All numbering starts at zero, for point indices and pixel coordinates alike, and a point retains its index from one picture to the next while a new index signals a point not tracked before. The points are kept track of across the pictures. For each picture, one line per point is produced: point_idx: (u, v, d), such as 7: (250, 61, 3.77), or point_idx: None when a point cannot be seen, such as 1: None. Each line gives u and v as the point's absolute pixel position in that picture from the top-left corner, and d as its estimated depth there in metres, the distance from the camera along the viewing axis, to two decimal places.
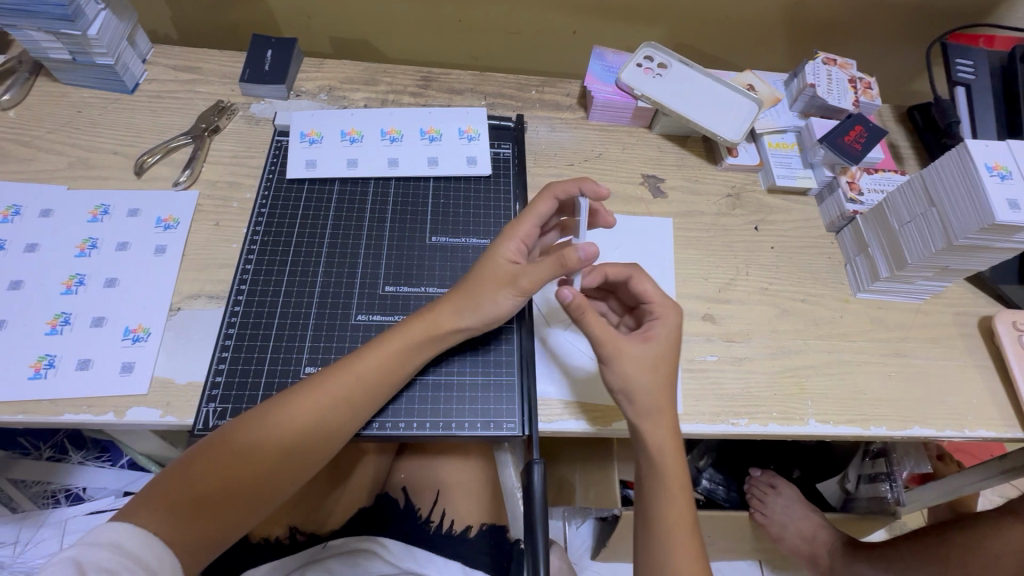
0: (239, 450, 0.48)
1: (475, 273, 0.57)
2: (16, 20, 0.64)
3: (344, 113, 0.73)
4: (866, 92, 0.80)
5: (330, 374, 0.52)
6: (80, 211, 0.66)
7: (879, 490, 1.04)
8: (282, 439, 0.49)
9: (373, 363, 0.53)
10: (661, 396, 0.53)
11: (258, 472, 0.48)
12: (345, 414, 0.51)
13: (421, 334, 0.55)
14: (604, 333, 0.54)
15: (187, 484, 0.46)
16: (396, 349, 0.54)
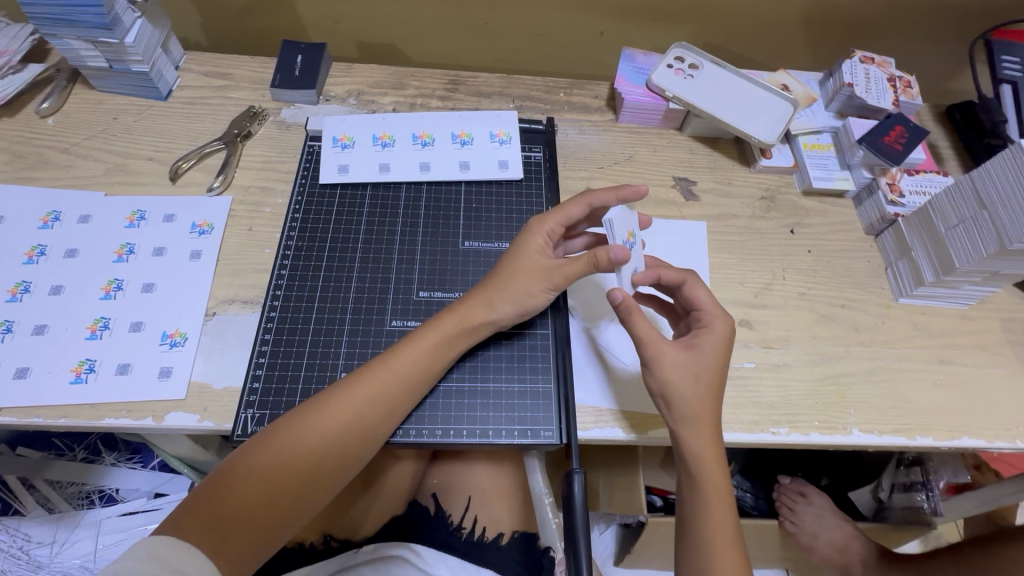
0: (279, 454, 0.48)
1: (505, 268, 0.57)
2: (57, 29, 0.66)
3: (376, 117, 0.73)
4: (906, 91, 0.78)
5: (364, 373, 0.52)
6: (118, 217, 0.66)
7: (914, 500, 1.02)
8: (320, 440, 0.49)
9: (407, 360, 0.53)
10: (699, 404, 0.52)
11: (299, 476, 0.48)
12: (382, 412, 0.51)
13: (452, 329, 0.55)
14: (649, 336, 0.53)
15: (228, 492, 0.46)
16: (429, 345, 0.54)
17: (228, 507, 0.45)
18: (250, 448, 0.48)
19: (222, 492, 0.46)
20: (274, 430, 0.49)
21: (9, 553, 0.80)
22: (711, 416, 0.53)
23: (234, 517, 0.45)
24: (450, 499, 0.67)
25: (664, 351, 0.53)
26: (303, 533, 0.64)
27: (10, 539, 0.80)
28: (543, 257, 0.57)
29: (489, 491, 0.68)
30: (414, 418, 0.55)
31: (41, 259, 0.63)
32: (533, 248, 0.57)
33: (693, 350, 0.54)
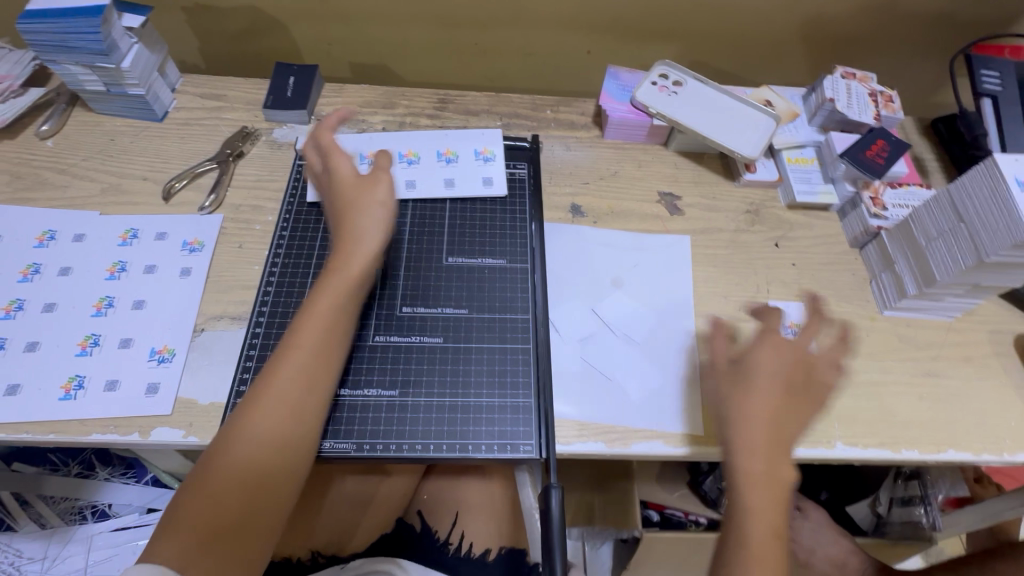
0: (224, 463, 0.47)
1: (338, 209, 0.59)
2: (56, 56, 0.68)
3: (363, 137, 0.75)
4: (887, 105, 0.79)
5: (275, 360, 0.52)
6: (111, 236, 0.68)
7: (913, 515, 1.00)
8: (262, 436, 0.48)
9: (312, 331, 0.53)
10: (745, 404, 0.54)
11: (251, 477, 0.47)
12: (305, 388, 0.51)
13: (337, 291, 0.55)
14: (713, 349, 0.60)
15: (185, 516, 0.45)
16: (328, 309, 0.54)
17: (192, 529, 0.44)
18: (196, 470, 0.47)
19: (182, 518, 0.45)
20: (214, 444, 0.48)
21: None
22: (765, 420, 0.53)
23: (200, 537, 0.44)
24: (437, 515, 0.67)
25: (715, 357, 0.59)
26: (289, 547, 0.64)
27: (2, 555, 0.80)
28: (354, 176, 0.60)
29: (478, 507, 0.67)
30: (396, 432, 0.55)
31: (35, 277, 0.64)
32: (343, 174, 0.60)
33: (749, 364, 0.57)
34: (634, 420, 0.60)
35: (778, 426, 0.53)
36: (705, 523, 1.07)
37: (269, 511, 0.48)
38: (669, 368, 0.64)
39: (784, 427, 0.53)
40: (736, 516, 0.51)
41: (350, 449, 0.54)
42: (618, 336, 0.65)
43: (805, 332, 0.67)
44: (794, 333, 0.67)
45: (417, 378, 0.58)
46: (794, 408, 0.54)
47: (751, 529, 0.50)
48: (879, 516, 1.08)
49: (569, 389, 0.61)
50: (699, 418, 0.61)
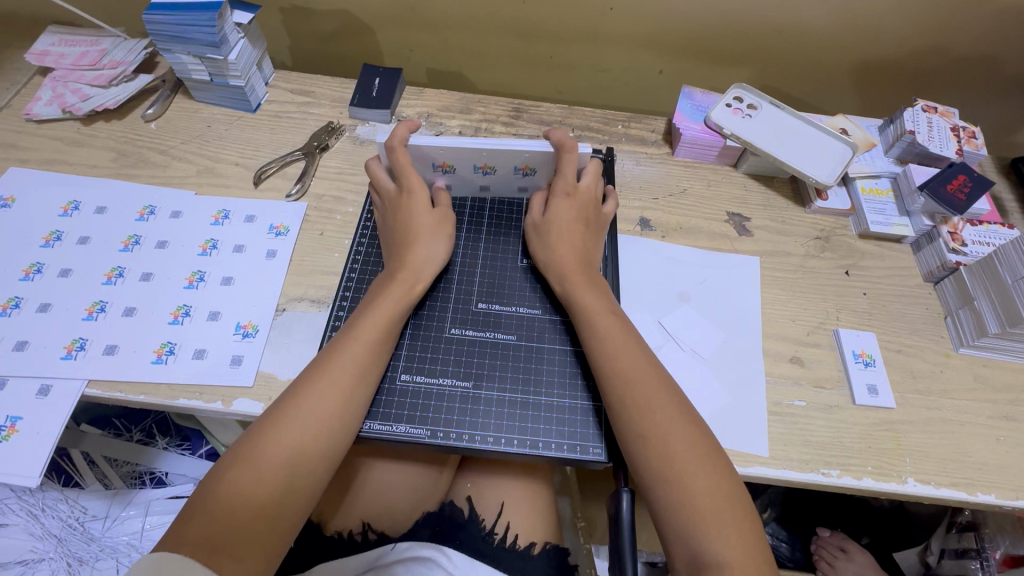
0: (269, 441, 0.48)
1: (402, 232, 0.62)
2: (171, 45, 0.73)
3: (431, 142, 0.61)
4: (970, 141, 0.78)
5: (333, 351, 0.54)
6: (205, 215, 0.72)
7: (966, 569, 0.93)
8: (310, 423, 0.50)
9: (374, 324, 0.56)
10: (626, 369, 0.54)
11: (291, 460, 0.48)
12: (358, 382, 0.53)
13: (397, 298, 0.58)
14: (596, 307, 0.58)
15: (226, 488, 0.46)
16: (390, 308, 0.57)
17: (225, 511, 0.45)
18: (237, 450, 0.48)
19: (218, 494, 0.46)
20: (257, 428, 0.49)
21: (66, 523, 0.87)
22: (646, 389, 0.52)
23: (237, 520, 0.45)
24: (483, 504, 0.68)
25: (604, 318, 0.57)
26: (342, 523, 0.65)
27: (69, 508, 0.87)
28: (430, 209, 0.63)
29: (524, 499, 0.68)
30: (468, 422, 0.56)
31: (135, 247, 0.69)
32: (417, 204, 0.62)
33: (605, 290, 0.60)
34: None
35: (642, 391, 0.52)
36: None
37: (305, 502, 0.49)
38: (733, 386, 0.64)
39: (586, 249, 0.63)
40: (608, 375, 0.54)
41: (424, 435, 0.55)
42: (683, 349, 0.65)
43: (878, 359, 0.66)
44: (866, 363, 0.66)
45: (489, 372, 0.59)
46: (582, 234, 0.63)
47: (631, 388, 0.52)
48: (927, 566, 1.02)
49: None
50: (765, 440, 0.60)
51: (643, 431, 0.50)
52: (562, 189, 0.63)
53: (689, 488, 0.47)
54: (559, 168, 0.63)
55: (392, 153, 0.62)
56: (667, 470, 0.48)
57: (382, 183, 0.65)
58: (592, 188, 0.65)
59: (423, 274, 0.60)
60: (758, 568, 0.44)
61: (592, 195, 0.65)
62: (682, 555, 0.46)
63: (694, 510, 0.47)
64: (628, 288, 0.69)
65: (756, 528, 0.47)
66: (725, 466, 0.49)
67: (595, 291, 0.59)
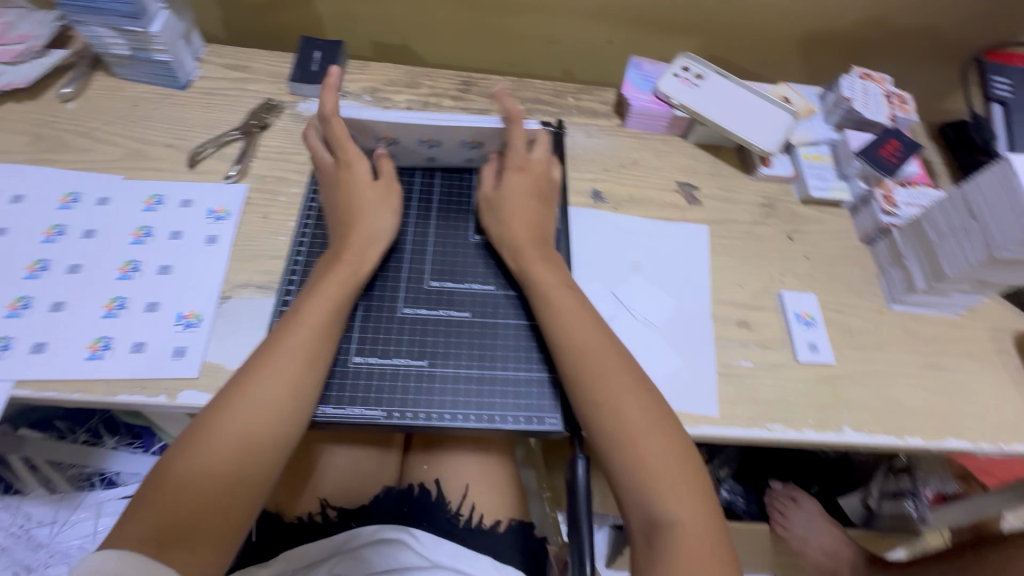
0: (215, 430, 0.47)
1: (344, 208, 0.60)
2: (84, 16, 0.67)
3: (376, 116, 0.60)
4: (901, 106, 0.81)
5: (278, 335, 0.52)
6: (136, 201, 0.68)
7: (902, 507, 1.06)
8: (257, 411, 0.48)
9: (319, 307, 0.54)
10: (581, 340, 0.54)
11: (239, 449, 0.47)
12: (304, 366, 0.51)
13: (344, 279, 0.56)
14: (545, 279, 0.58)
15: (172, 480, 0.45)
16: (335, 290, 0.55)
17: (174, 503, 0.44)
18: (181, 441, 0.47)
19: (163, 487, 0.44)
20: (203, 418, 0.48)
21: (10, 532, 0.84)
22: (598, 359, 0.53)
23: (190, 511, 0.44)
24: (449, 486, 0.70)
25: (554, 291, 0.57)
26: (303, 507, 0.66)
27: (10, 517, 0.84)
28: (372, 182, 0.62)
29: (486, 476, 0.71)
30: (424, 401, 0.56)
31: (59, 238, 0.64)
32: (359, 179, 0.61)
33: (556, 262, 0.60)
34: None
35: (598, 359, 0.53)
36: None
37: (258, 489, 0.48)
38: (684, 351, 0.66)
39: (539, 223, 0.62)
40: (562, 347, 0.55)
41: (379, 415, 0.55)
42: (635, 319, 0.67)
43: (818, 319, 0.70)
44: (808, 323, 0.69)
45: (444, 350, 0.59)
46: (535, 208, 0.63)
47: (586, 359, 0.53)
48: (868, 508, 1.11)
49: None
50: (715, 400, 0.63)
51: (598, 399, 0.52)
52: (515, 162, 0.63)
53: (643, 451, 0.49)
54: (512, 143, 0.62)
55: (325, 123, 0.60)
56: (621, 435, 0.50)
57: (321, 156, 0.63)
58: (542, 161, 0.64)
59: (370, 251, 0.59)
60: (709, 522, 0.47)
61: (546, 169, 0.64)
62: (637, 517, 0.48)
63: (648, 471, 0.48)
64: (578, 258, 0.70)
65: (705, 487, 0.49)
66: (676, 429, 0.51)
67: (546, 263, 0.60)
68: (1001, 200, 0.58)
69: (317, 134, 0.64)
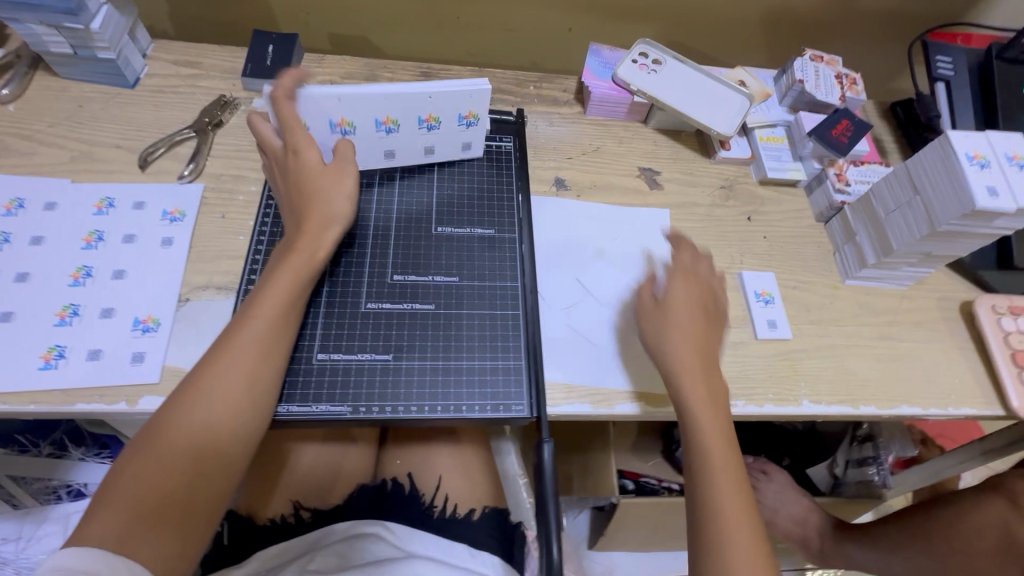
0: (172, 427, 0.47)
1: (292, 195, 0.58)
2: (18, 13, 0.64)
3: (327, 93, 0.59)
4: (852, 87, 0.84)
5: (232, 329, 0.52)
6: (86, 204, 0.66)
7: (865, 474, 1.09)
8: (214, 405, 0.48)
9: (273, 299, 0.53)
10: (700, 389, 0.56)
11: (198, 443, 0.47)
12: (260, 359, 0.51)
13: (298, 270, 0.55)
14: (684, 325, 0.58)
15: (128, 479, 0.44)
16: (289, 282, 0.55)
17: (132, 502, 0.43)
18: (137, 440, 0.46)
19: (120, 487, 0.44)
20: (160, 416, 0.47)
21: None
22: (712, 411, 0.55)
23: (150, 507, 0.44)
24: (424, 480, 0.71)
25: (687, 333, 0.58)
26: (274, 509, 0.66)
27: None
28: (323, 165, 0.59)
29: (460, 466, 0.72)
30: (390, 394, 0.56)
31: (4, 246, 0.62)
32: (308, 162, 0.58)
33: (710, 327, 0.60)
34: (615, 381, 0.63)
35: (712, 403, 0.56)
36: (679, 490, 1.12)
37: (221, 483, 0.47)
38: None
39: (712, 304, 0.61)
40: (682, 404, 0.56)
41: (345, 411, 0.55)
42: (602, 304, 0.67)
43: (776, 296, 0.72)
44: (767, 301, 0.71)
45: (409, 343, 0.59)
46: (704, 315, 0.60)
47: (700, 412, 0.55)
48: (835, 476, 1.14)
49: (560, 353, 0.63)
50: None
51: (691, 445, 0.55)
52: (683, 267, 0.62)
53: (729, 513, 0.51)
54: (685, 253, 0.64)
55: (275, 104, 0.58)
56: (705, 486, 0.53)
57: (271, 143, 0.60)
58: (710, 279, 0.62)
59: (324, 241, 0.57)
60: None
61: (711, 291, 0.62)
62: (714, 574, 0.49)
63: (727, 527, 0.50)
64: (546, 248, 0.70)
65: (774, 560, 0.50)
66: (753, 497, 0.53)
67: (685, 310, 0.59)
68: (943, 176, 0.60)
69: (263, 121, 0.61)
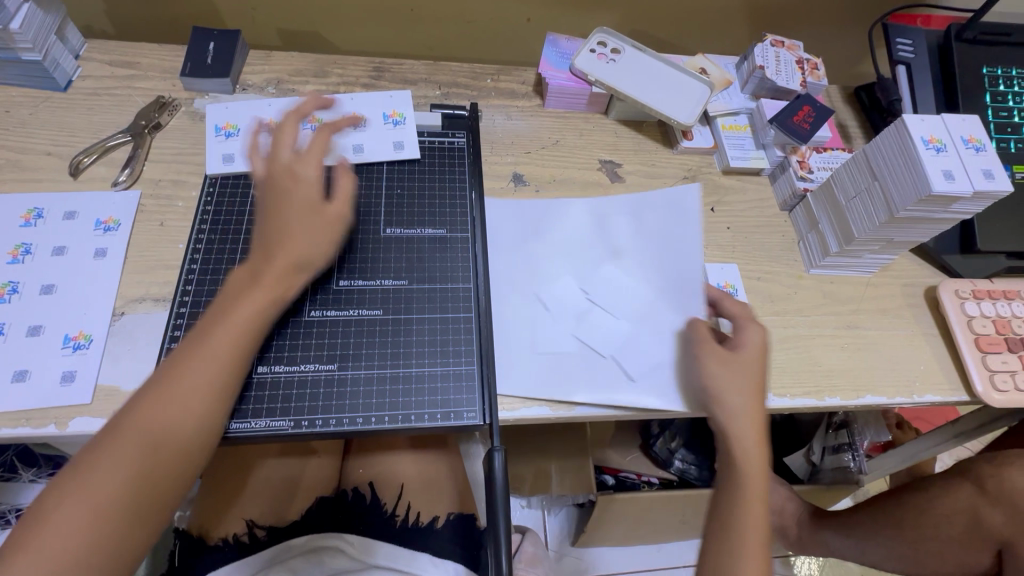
0: (105, 464, 0.43)
1: (276, 220, 0.55)
2: None
3: (256, 102, 0.69)
4: (812, 72, 0.82)
5: (182, 359, 0.48)
6: (12, 216, 0.62)
7: (842, 461, 1.07)
8: (156, 441, 0.45)
9: (232, 329, 0.50)
10: (748, 398, 0.55)
11: (134, 483, 0.43)
12: (211, 393, 0.48)
13: (264, 301, 0.52)
14: (750, 349, 0.58)
15: (51, 518, 0.41)
16: (252, 312, 0.51)
17: (54, 545, 0.40)
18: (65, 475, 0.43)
19: (42, 527, 0.40)
20: (93, 450, 0.44)
21: None
22: (755, 419, 0.55)
23: (79, 541, 0.41)
24: (384, 487, 0.69)
25: (749, 355, 0.57)
26: (225, 528, 0.63)
27: None
28: (321, 202, 0.57)
29: (421, 474, 0.70)
30: (336, 406, 0.54)
31: None
32: (304, 196, 0.56)
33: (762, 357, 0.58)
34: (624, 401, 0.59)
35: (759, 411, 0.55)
36: (658, 484, 1.11)
37: (154, 523, 0.45)
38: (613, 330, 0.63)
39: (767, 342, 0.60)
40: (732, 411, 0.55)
41: (287, 426, 0.52)
42: (612, 317, 0.64)
43: (739, 288, 0.71)
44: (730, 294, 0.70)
45: (355, 352, 0.56)
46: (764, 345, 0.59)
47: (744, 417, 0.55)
48: (812, 464, 1.14)
49: (569, 372, 0.60)
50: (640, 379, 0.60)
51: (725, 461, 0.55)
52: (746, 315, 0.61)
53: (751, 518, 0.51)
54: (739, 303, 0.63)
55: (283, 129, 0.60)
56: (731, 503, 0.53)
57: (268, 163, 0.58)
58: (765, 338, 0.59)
59: (293, 273, 0.54)
60: None
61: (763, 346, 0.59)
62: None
63: (749, 517, 0.51)
64: (554, 251, 0.67)
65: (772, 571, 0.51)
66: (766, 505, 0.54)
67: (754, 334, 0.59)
68: (903, 159, 0.59)
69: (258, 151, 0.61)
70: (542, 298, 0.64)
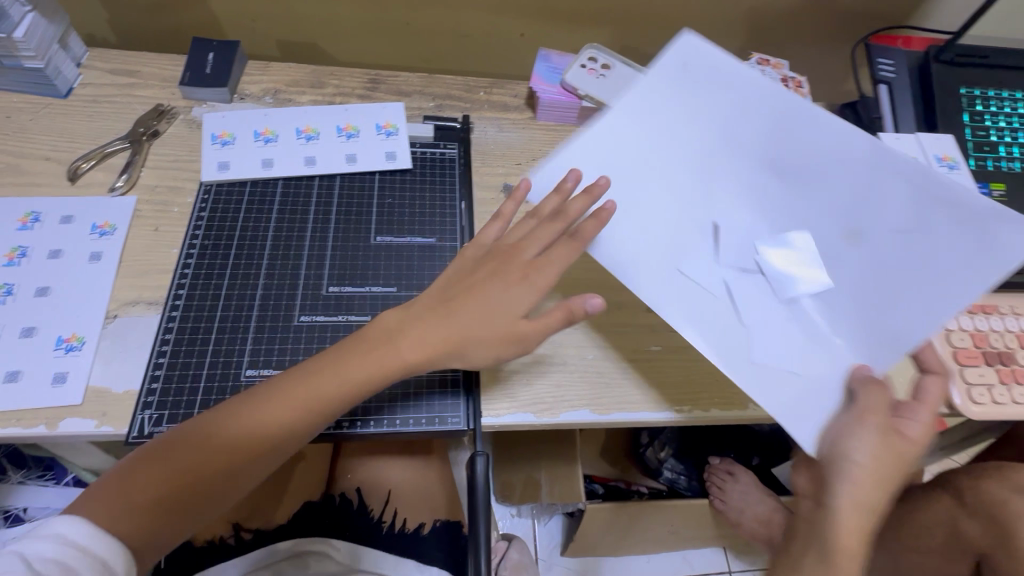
0: (180, 457, 0.46)
1: (453, 309, 0.51)
2: None
3: (253, 111, 0.71)
4: (797, 90, 0.84)
5: (281, 393, 0.49)
6: (10, 219, 0.63)
7: None
8: (228, 454, 0.47)
9: (332, 382, 0.49)
10: (880, 483, 0.46)
11: (196, 485, 0.46)
12: (292, 432, 0.48)
13: (378, 367, 0.50)
14: (915, 441, 0.48)
15: (121, 487, 0.45)
16: (361, 373, 0.50)
17: (121, 511, 0.44)
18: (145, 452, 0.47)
19: (117, 490, 0.45)
20: (174, 439, 0.47)
21: None
22: (871, 504, 0.46)
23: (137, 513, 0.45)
24: (372, 493, 0.70)
25: (908, 442, 0.48)
26: (208, 529, 0.64)
27: None
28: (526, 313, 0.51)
29: (407, 479, 0.72)
30: None
31: None
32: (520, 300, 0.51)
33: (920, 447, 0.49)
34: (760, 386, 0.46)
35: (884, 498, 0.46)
36: (647, 493, 1.12)
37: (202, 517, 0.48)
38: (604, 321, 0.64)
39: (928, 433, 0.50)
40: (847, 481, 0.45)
41: None
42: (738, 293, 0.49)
43: None
44: None
45: None
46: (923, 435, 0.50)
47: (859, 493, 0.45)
48: None
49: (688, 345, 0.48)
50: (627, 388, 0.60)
51: (817, 500, 0.47)
52: (923, 399, 0.51)
53: None
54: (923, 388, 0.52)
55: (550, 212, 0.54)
56: (825, 549, 0.45)
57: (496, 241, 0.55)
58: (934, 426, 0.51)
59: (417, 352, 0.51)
60: None
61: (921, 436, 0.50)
62: None
63: None
64: (761, 196, 0.50)
65: None
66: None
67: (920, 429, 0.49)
68: None
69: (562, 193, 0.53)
70: (717, 229, 0.50)
